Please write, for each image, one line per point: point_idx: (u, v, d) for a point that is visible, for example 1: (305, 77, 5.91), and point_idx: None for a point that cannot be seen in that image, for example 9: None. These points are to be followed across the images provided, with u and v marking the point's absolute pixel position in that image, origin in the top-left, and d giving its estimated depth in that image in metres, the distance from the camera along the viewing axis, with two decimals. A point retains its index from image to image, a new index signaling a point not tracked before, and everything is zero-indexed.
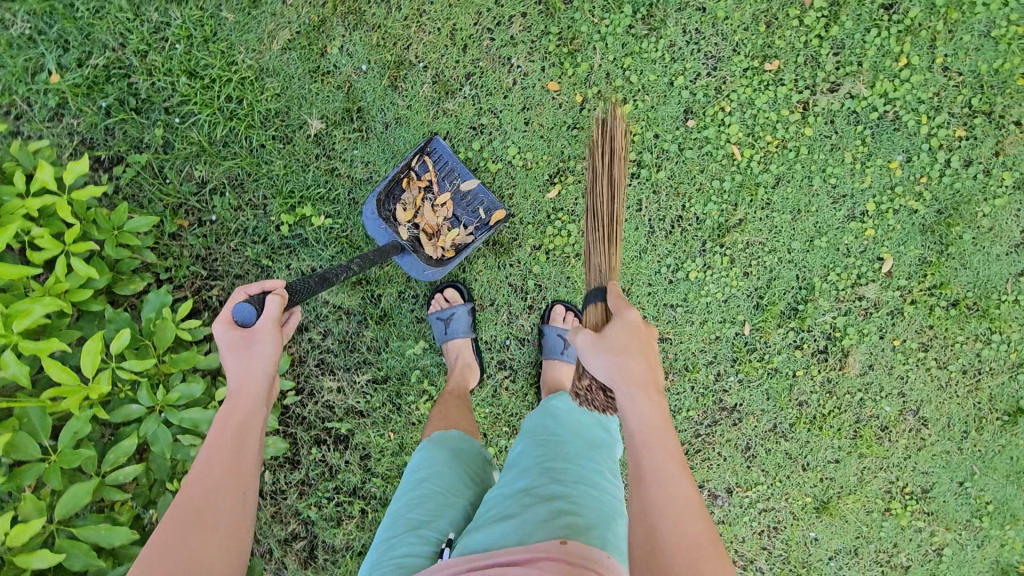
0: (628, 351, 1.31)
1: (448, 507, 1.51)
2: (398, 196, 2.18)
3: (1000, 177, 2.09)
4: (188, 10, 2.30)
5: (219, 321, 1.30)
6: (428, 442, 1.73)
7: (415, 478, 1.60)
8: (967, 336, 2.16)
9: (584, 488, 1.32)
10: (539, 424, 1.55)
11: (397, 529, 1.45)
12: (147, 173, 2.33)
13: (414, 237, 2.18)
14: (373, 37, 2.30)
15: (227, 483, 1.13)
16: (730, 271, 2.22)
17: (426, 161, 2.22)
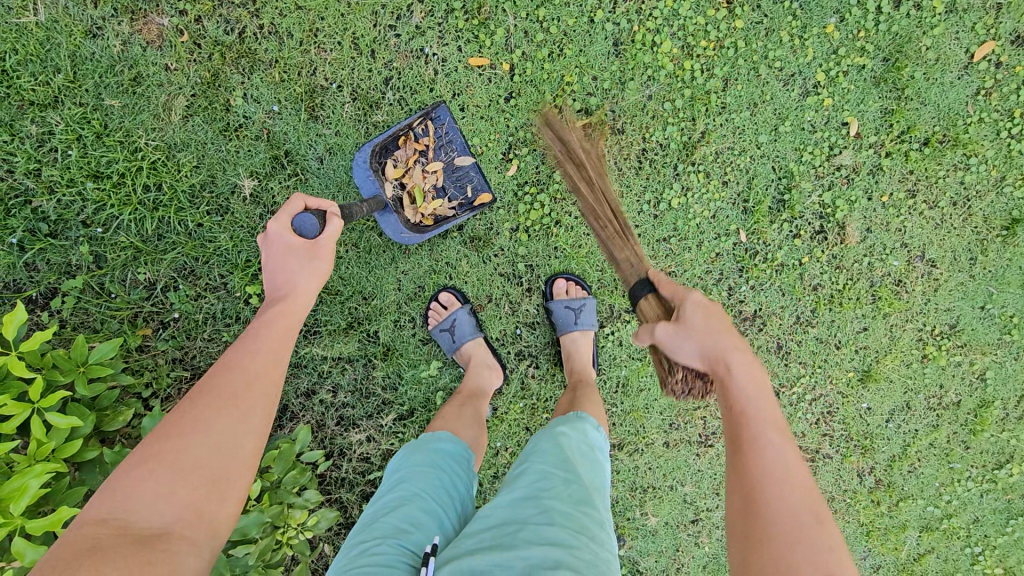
0: (711, 329, 1.35)
1: (429, 515, 1.39)
2: (391, 151, 2.04)
3: (931, 7, 2.09)
4: (67, 111, 2.09)
5: (282, 223, 1.42)
6: (411, 446, 1.63)
7: (391, 485, 1.49)
8: (947, 169, 2.18)
9: (586, 540, 1.25)
10: (547, 450, 1.48)
11: (369, 535, 1.33)
12: (90, 295, 2.15)
13: (397, 197, 2.04)
14: (275, 73, 2.13)
15: (268, 368, 1.18)
16: (709, 185, 2.18)
17: (430, 126, 2.07)
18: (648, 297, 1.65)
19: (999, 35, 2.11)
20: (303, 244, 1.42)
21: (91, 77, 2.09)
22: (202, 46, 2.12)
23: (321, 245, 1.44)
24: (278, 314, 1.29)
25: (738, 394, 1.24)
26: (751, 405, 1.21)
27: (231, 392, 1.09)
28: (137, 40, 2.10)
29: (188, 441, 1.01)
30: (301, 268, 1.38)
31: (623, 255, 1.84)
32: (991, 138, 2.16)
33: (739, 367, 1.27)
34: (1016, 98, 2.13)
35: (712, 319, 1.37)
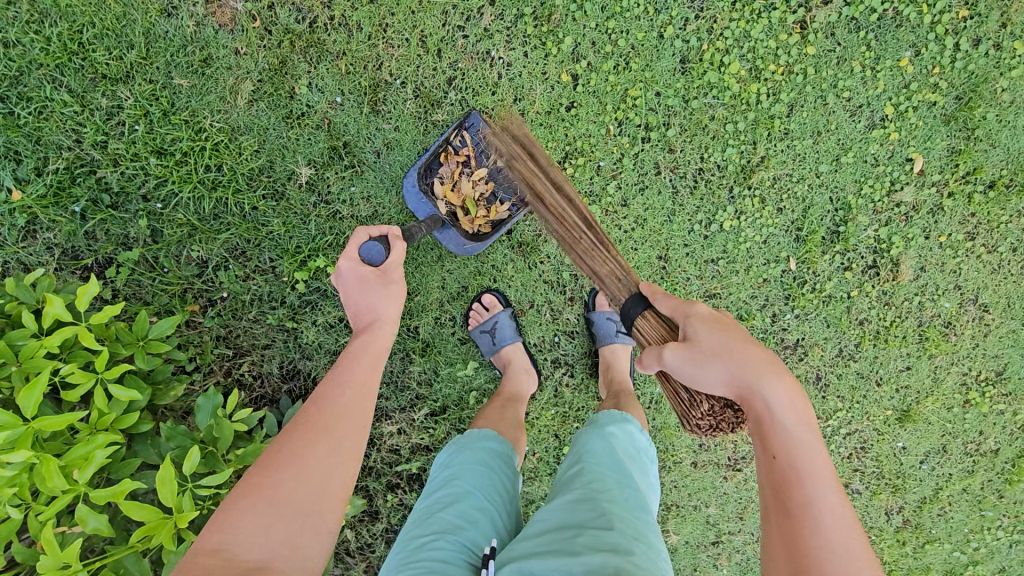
0: (733, 347, 1.26)
1: (482, 513, 1.41)
2: (436, 170, 2.08)
3: (1011, 48, 1.98)
4: (137, 86, 2.13)
5: (352, 256, 1.47)
6: (459, 443, 1.65)
7: (442, 481, 1.51)
8: (1010, 215, 2.12)
9: (643, 547, 1.23)
10: (596, 455, 1.49)
11: (425, 530, 1.35)
12: (146, 268, 2.23)
13: (452, 212, 2.10)
14: (341, 65, 2.14)
15: (353, 401, 1.24)
16: (763, 211, 2.17)
17: (466, 136, 2.08)
18: (646, 315, 1.56)
19: None
20: (374, 271, 1.48)
21: (162, 55, 2.12)
22: (272, 32, 2.12)
23: (390, 271, 1.49)
24: (362, 345, 1.36)
25: (777, 429, 1.16)
26: (799, 447, 1.14)
27: (323, 427, 1.16)
28: (209, 22, 2.11)
29: (286, 473, 1.06)
30: (377, 296, 1.44)
31: (605, 270, 1.76)
32: None
33: (772, 388, 1.18)
34: None
35: (728, 334, 1.29)
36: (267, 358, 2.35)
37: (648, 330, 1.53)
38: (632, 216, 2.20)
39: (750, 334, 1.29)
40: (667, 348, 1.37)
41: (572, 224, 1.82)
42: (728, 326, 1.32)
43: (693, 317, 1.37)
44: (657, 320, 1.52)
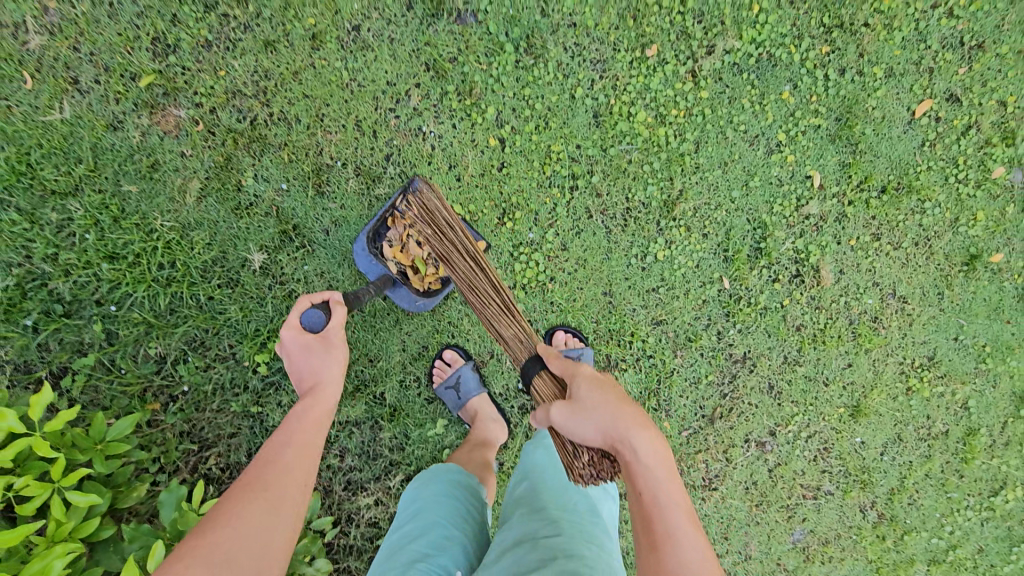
0: (614, 405, 1.29)
1: (451, 542, 1.45)
2: (384, 233, 2.14)
3: (873, 73, 2.26)
4: (87, 197, 2.22)
5: (291, 326, 1.54)
6: (421, 480, 1.68)
7: (410, 515, 1.55)
8: (906, 213, 2.34)
9: (591, 542, 1.39)
10: (542, 468, 1.63)
11: (396, 564, 1.41)
12: (105, 371, 2.27)
13: (402, 271, 2.17)
14: (283, 155, 2.27)
15: (298, 458, 1.29)
16: (690, 238, 2.36)
17: (410, 199, 2.17)
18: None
19: (935, 94, 2.27)
20: (316, 337, 1.55)
21: (110, 166, 2.23)
22: (216, 133, 2.24)
23: (331, 333, 1.57)
24: (305, 408, 1.40)
25: (646, 479, 1.21)
26: (658, 485, 1.20)
27: (268, 485, 1.20)
28: (155, 130, 2.23)
29: (227, 530, 1.09)
30: (322, 361, 1.51)
31: (508, 333, 1.75)
32: (941, 184, 2.32)
33: (641, 440, 1.22)
34: (958, 147, 2.30)
35: (608, 395, 1.32)
36: (234, 447, 2.39)
37: (542, 390, 1.55)
38: (573, 258, 2.37)
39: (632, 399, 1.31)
40: (552, 407, 1.37)
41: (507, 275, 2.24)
42: (607, 386, 1.37)
43: (579, 375, 1.42)
44: (552, 381, 1.54)
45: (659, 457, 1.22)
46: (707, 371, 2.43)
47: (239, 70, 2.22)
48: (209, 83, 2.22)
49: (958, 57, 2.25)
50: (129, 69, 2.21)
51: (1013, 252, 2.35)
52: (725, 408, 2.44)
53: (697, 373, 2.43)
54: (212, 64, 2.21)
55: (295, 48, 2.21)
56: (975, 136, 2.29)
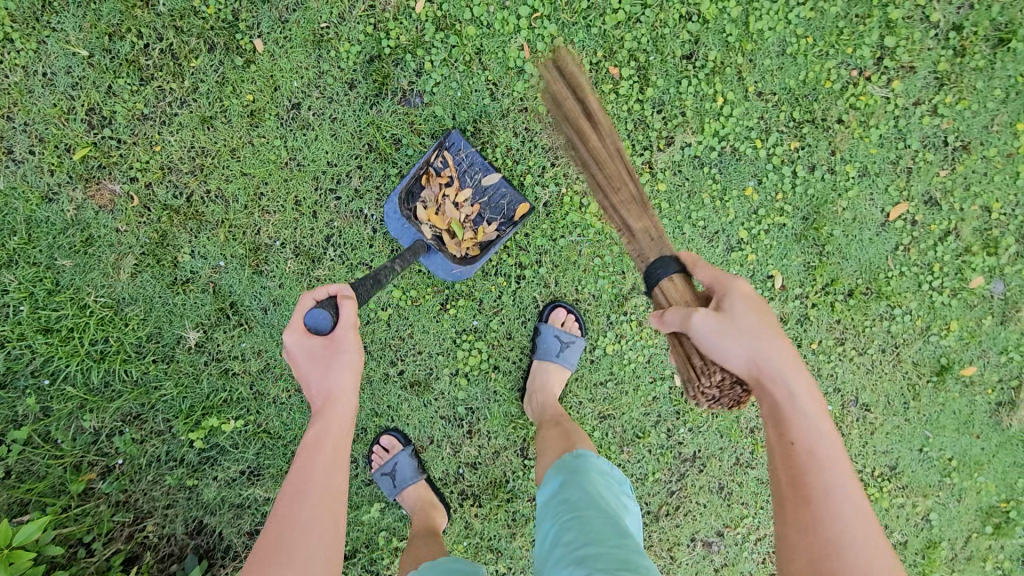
0: (763, 332, 1.31)
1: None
2: (417, 193, 1.99)
3: (845, 171, 2.10)
4: (20, 269, 2.17)
5: (294, 330, 1.44)
6: None
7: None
8: (873, 319, 2.19)
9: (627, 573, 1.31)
10: (562, 506, 1.55)
11: None
12: (36, 444, 2.23)
13: (437, 235, 1.97)
14: (220, 232, 2.20)
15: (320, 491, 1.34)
16: (641, 333, 2.25)
17: (447, 156, 2.02)
18: (673, 277, 1.52)
19: (912, 196, 2.11)
20: (322, 342, 1.45)
21: (45, 238, 2.18)
22: (151, 209, 2.18)
23: (339, 337, 1.45)
24: (322, 428, 1.42)
25: (796, 416, 1.25)
26: (811, 427, 1.23)
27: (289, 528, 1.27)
28: (89, 204, 2.18)
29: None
30: (332, 373, 1.44)
31: (639, 224, 1.74)
32: (913, 290, 2.16)
33: (780, 361, 1.28)
34: (934, 253, 2.14)
35: (757, 320, 1.32)
36: (170, 518, 2.33)
37: (672, 293, 1.51)
38: (518, 346, 2.28)
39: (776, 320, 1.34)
40: (698, 312, 1.35)
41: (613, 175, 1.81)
42: (763, 308, 1.37)
43: (733, 289, 1.38)
44: (686, 286, 1.51)
45: (810, 400, 1.26)
46: (654, 468, 2.31)
47: (176, 146, 2.15)
48: (145, 158, 2.16)
49: (938, 158, 2.09)
50: (65, 140, 2.15)
51: (988, 365, 2.19)
52: (671, 506, 2.32)
53: (644, 470, 2.31)
54: (148, 138, 2.15)
55: (233, 125, 2.14)
56: (954, 243, 2.13)
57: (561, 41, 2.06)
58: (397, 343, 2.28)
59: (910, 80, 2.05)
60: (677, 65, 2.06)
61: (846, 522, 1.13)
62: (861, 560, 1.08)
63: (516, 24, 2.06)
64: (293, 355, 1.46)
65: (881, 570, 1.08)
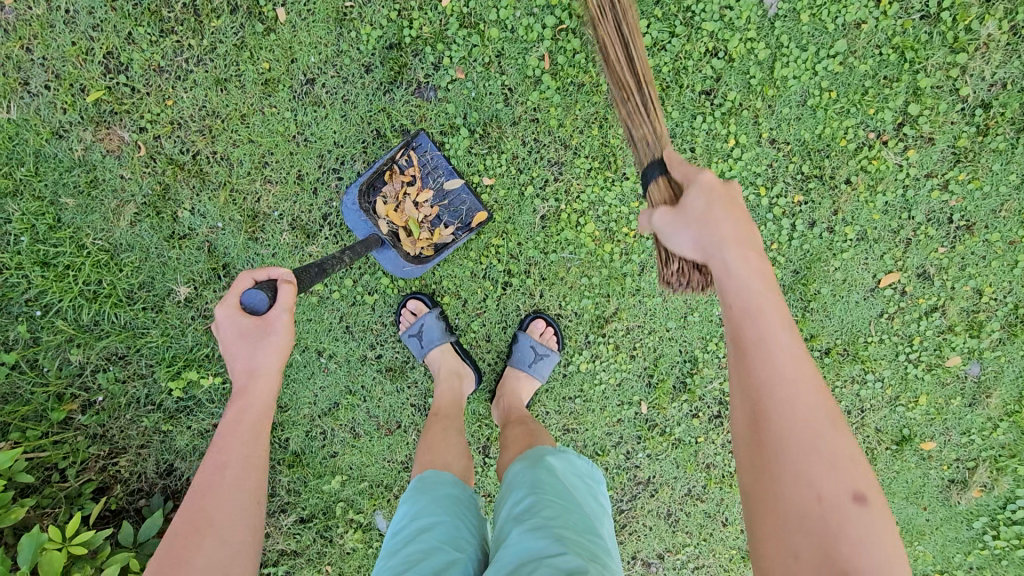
0: (714, 213, 1.31)
1: (455, 567, 1.32)
2: (379, 188, 2.06)
3: (844, 232, 2.09)
4: (25, 201, 2.23)
5: (228, 307, 1.38)
6: (418, 495, 1.54)
7: (406, 537, 1.39)
8: (844, 380, 2.21)
9: (600, 566, 1.25)
10: (537, 482, 1.46)
11: None
12: (23, 369, 2.33)
13: (392, 231, 2.06)
14: (221, 194, 2.23)
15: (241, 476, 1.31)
16: (617, 356, 2.28)
17: (412, 156, 2.07)
18: (658, 179, 1.53)
19: (906, 267, 2.11)
20: (253, 321, 1.39)
21: (51, 174, 2.23)
22: (157, 161, 2.21)
23: (273, 318, 1.40)
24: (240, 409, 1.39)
25: (754, 326, 1.15)
26: (759, 303, 1.18)
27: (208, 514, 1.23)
28: (97, 147, 2.21)
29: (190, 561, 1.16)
30: (257, 351, 1.40)
31: (640, 134, 1.67)
32: (889, 358, 2.18)
33: (747, 270, 1.22)
34: (917, 326, 2.14)
35: (713, 201, 1.32)
36: (142, 457, 2.44)
37: (657, 195, 1.51)
38: (495, 350, 2.32)
39: (746, 212, 1.31)
40: (658, 210, 1.42)
41: (643, 104, 1.67)
42: (726, 195, 1.35)
43: (697, 181, 1.36)
44: (670, 186, 1.49)
45: (755, 275, 1.22)
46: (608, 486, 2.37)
47: (187, 103, 2.17)
48: (156, 110, 2.18)
49: (940, 234, 2.07)
50: (80, 81, 2.17)
51: (948, 443, 2.22)
52: (618, 524, 2.40)
53: None
54: (162, 91, 2.17)
55: (247, 91, 2.14)
56: (938, 320, 2.13)
57: (582, 58, 2.04)
58: (378, 328, 2.33)
59: (927, 151, 2.02)
60: (695, 99, 2.03)
61: (799, 415, 1.05)
62: (814, 454, 1.01)
63: (540, 34, 2.04)
64: (221, 330, 1.41)
65: (840, 471, 0.99)
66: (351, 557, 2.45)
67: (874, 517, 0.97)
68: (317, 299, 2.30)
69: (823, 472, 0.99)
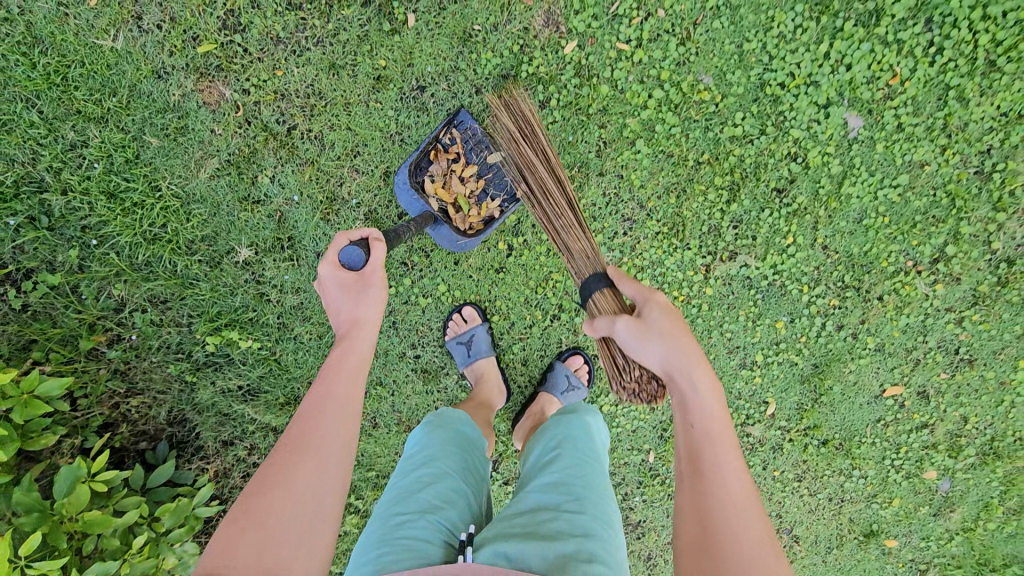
0: (675, 332, 1.38)
1: (457, 495, 1.47)
2: (426, 167, 2.18)
3: (865, 341, 2.32)
4: (108, 131, 2.23)
5: (329, 265, 1.53)
6: (432, 428, 1.69)
7: (421, 461, 1.53)
8: (833, 470, 2.43)
9: (610, 532, 1.33)
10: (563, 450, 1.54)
11: (405, 507, 1.38)
12: (63, 293, 2.31)
13: (443, 209, 2.18)
14: (306, 171, 2.28)
15: (338, 416, 1.32)
16: (638, 406, 2.44)
17: (454, 134, 2.18)
18: (602, 292, 1.72)
19: (909, 384, 2.35)
20: (354, 276, 1.55)
21: (141, 111, 2.23)
22: (251, 124, 2.25)
23: (370, 274, 1.55)
24: (342, 353, 1.45)
25: (695, 406, 1.27)
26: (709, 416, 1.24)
27: (306, 441, 1.26)
28: (195, 97, 2.23)
29: (272, 492, 1.17)
30: (359, 303, 1.51)
31: (577, 246, 1.89)
32: (876, 459, 2.41)
33: (688, 359, 1.32)
34: (906, 437, 2.39)
35: (675, 324, 1.41)
36: (158, 402, 2.43)
37: (603, 305, 1.70)
38: (528, 375, 2.45)
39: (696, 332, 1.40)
40: (620, 321, 1.52)
41: (557, 205, 1.94)
42: (676, 317, 1.45)
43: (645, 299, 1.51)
44: (614, 301, 1.69)
45: (710, 390, 1.28)
46: None
47: (296, 77, 2.22)
48: (263, 76, 2.22)
49: (945, 361, 2.32)
50: (194, 29, 2.20)
51: (908, 543, 2.47)
52: None
53: None
54: (274, 60, 2.21)
55: (356, 82, 2.21)
56: (925, 436, 2.38)
57: (677, 132, 2.18)
58: (423, 330, 2.43)
59: (952, 288, 2.25)
60: (767, 194, 2.22)
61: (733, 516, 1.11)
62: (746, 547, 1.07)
63: (645, 101, 2.17)
64: (326, 287, 1.55)
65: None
66: (342, 538, 2.54)
67: None
68: None
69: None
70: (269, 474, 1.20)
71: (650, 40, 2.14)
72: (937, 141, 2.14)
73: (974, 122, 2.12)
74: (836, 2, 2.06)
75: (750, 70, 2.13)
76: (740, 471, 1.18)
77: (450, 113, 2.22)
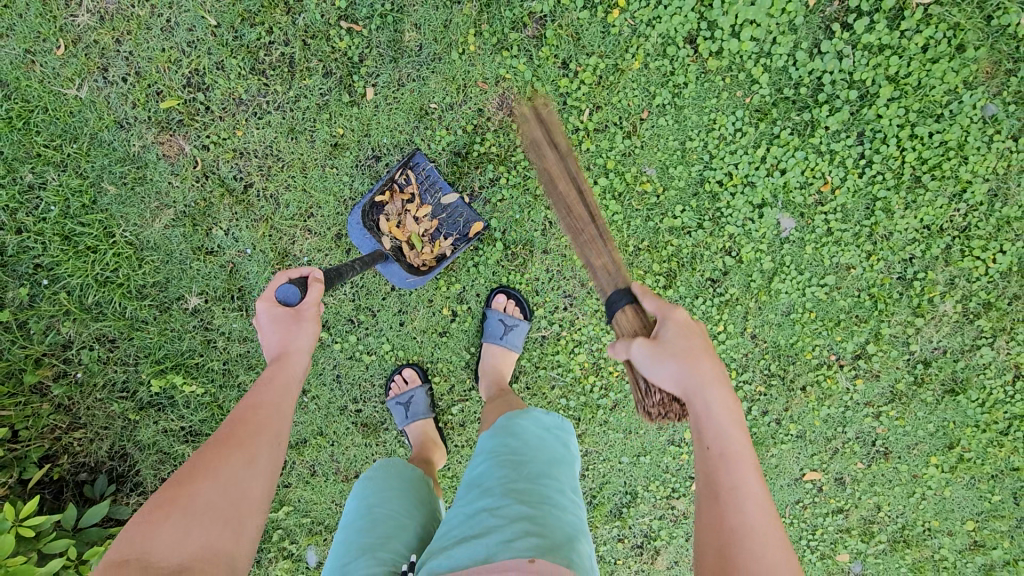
0: (665, 309, 1.48)
1: (400, 529, 1.53)
2: (381, 206, 2.22)
3: (787, 427, 2.42)
4: (66, 175, 2.28)
5: (263, 300, 1.53)
6: (371, 472, 1.70)
7: (362, 508, 1.57)
8: None
9: (549, 508, 1.30)
10: (500, 442, 1.49)
11: (350, 555, 1.44)
12: (10, 328, 2.34)
13: (396, 246, 2.22)
14: (260, 227, 2.34)
15: (267, 424, 1.33)
16: None
17: (410, 175, 2.25)
18: (625, 309, 1.64)
19: (827, 469, 2.45)
20: (289, 311, 1.53)
21: (100, 158, 2.28)
22: (209, 179, 2.31)
23: (304, 309, 1.55)
24: (274, 372, 1.44)
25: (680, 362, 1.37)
26: (699, 369, 1.34)
27: (237, 442, 1.25)
28: (155, 149, 2.29)
29: (198, 486, 1.14)
30: (295, 331, 1.51)
31: (599, 261, 1.88)
32: (793, 538, 2.51)
33: (715, 397, 1.29)
34: (822, 519, 2.49)
35: (662, 302, 1.51)
36: (100, 437, 2.45)
37: (624, 323, 1.62)
38: (466, 435, 2.50)
39: (688, 309, 1.49)
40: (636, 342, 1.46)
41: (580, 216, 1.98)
42: (668, 296, 1.54)
43: (642, 292, 1.59)
44: (637, 317, 1.60)
45: (704, 354, 1.37)
46: None
47: (256, 138, 2.29)
48: (223, 135, 2.29)
49: (862, 451, 2.43)
50: (158, 84, 2.26)
51: None
52: None
53: None
54: (235, 120, 2.28)
55: (314, 147, 2.28)
56: (840, 520, 2.49)
57: (619, 219, 2.27)
58: (366, 386, 2.49)
59: (871, 384, 2.36)
60: (701, 284, 2.31)
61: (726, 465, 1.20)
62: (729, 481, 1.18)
63: (590, 186, 2.26)
64: (260, 320, 1.53)
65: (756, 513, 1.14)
66: None
67: (780, 549, 1.10)
68: (319, 344, 2.45)
69: (740, 511, 1.14)
70: (192, 468, 1.17)
71: (597, 131, 2.24)
72: (863, 247, 2.25)
73: (897, 232, 2.24)
74: (773, 111, 2.18)
75: (691, 166, 2.23)
76: (734, 419, 1.27)
77: (405, 154, 2.29)
